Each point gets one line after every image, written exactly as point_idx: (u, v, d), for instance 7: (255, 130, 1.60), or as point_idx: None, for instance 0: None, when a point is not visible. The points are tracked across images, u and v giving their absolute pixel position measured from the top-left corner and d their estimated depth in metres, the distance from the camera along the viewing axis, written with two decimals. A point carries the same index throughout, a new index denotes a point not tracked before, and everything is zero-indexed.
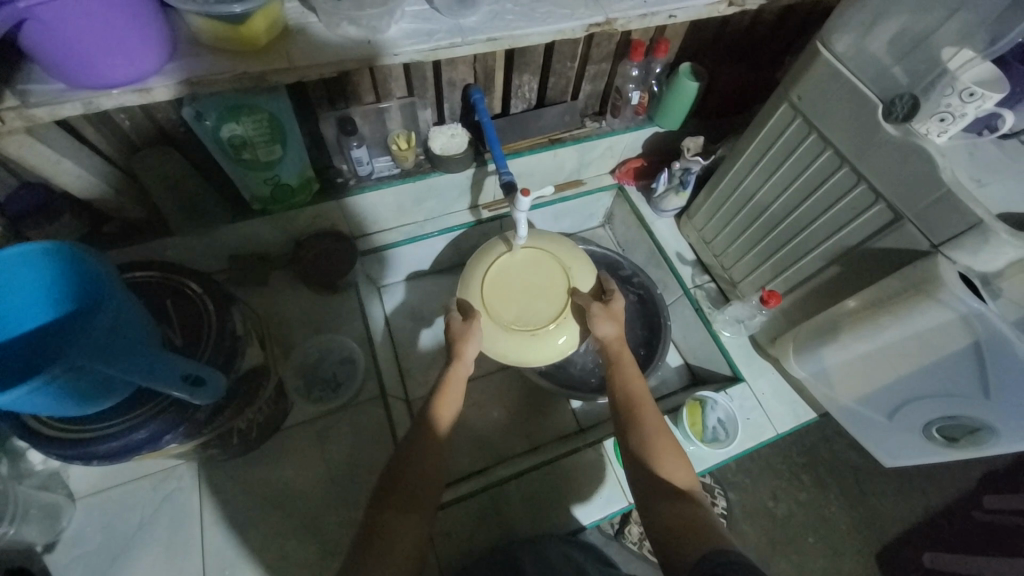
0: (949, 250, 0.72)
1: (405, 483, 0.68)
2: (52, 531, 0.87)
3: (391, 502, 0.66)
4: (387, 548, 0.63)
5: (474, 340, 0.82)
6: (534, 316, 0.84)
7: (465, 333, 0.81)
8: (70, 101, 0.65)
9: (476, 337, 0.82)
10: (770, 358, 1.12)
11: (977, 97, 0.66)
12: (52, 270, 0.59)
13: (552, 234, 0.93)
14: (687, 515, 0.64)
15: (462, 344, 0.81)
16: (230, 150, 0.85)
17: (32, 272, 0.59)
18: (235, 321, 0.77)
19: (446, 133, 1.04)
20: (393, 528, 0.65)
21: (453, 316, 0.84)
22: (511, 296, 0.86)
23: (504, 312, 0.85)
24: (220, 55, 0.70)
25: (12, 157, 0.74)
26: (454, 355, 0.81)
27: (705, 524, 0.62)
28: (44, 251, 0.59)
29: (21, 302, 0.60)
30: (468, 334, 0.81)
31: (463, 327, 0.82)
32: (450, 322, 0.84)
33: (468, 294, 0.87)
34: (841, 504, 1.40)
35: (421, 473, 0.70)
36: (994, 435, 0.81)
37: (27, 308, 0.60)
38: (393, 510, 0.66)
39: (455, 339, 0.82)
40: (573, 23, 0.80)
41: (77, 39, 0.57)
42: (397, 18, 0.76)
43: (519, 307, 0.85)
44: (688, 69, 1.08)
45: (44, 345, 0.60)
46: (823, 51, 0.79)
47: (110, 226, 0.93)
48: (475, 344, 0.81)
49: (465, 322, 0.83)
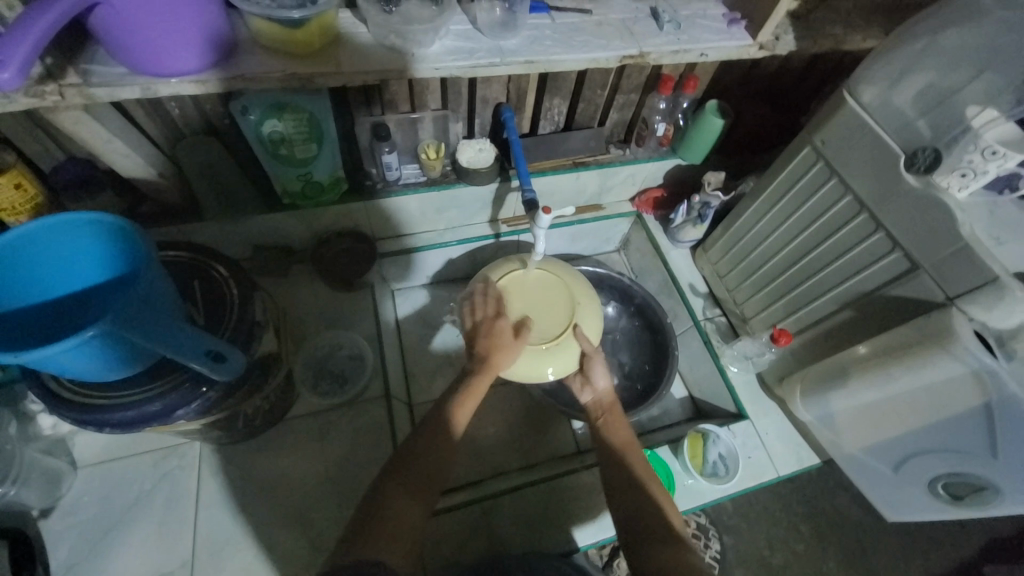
0: (965, 303, 0.72)
1: (409, 468, 0.71)
2: (50, 496, 0.89)
3: (401, 496, 0.68)
4: (386, 525, 0.65)
5: (512, 355, 0.80)
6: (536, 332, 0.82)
7: (507, 346, 0.79)
8: (129, 85, 0.69)
9: (514, 354, 0.80)
10: (777, 399, 1.11)
11: (999, 155, 0.67)
12: (109, 240, 0.62)
13: (561, 263, 0.92)
14: (682, 559, 0.64)
15: (499, 357, 0.79)
16: (269, 146, 0.89)
17: (93, 242, 0.62)
18: (256, 308, 0.79)
19: (474, 147, 1.07)
20: (396, 506, 0.67)
21: (488, 313, 0.82)
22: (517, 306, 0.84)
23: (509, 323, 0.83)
24: (273, 56, 0.74)
25: (67, 132, 0.78)
26: (490, 367, 0.78)
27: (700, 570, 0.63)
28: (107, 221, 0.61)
29: (76, 264, 0.63)
30: (505, 347, 0.79)
31: (509, 342, 0.80)
32: (479, 328, 0.81)
33: (477, 293, 0.84)
34: (839, 559, 1.36)
35: (427, 464, 0.71)
36: (999, 495, 0.79)
37: (85, 269, 0.64)
38: (399, 493, 0.68)
39: (494, 348, 0.79)
40: (607, 53, 0.84)
41: (143, 26, 0.61)
42: (441, 34, 0.81)
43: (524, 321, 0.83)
44: (714, 106, 1.10)
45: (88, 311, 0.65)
46: (850, 99, 0.81)
47: (145, 206, 0.96)
48: (508, 357, 0.79)
49: (517, 339, 0.80)
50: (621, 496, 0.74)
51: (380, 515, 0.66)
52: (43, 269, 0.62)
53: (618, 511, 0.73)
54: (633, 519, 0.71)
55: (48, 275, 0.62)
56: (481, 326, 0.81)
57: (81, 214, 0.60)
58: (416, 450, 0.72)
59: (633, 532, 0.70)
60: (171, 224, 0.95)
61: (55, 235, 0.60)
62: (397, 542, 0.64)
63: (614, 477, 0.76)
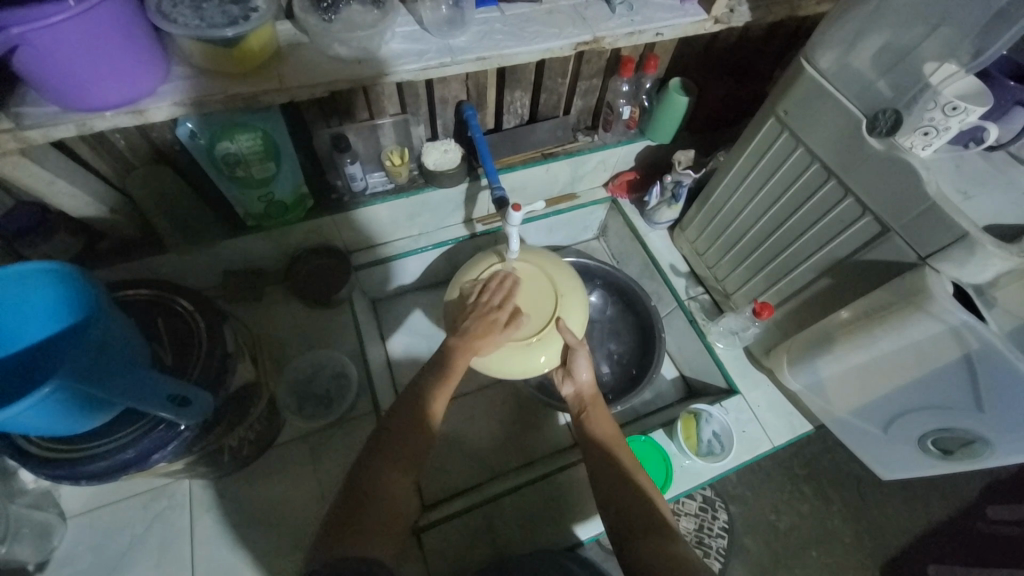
0: (937, 261, 0.72)
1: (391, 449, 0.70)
2: (43, 550, 0.87)
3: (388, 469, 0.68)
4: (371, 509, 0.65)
5: (494, 338, 0.78)
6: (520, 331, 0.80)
7: (489, 329, 0.78)
8: (64, 123, 0.66)
9: (497, 338, 0.78)
10: (765, 370, 1.12)
11: (961, 111, 0.67)
12: (57, 290, 0.60)
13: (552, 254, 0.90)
14: (670, 551, 0.64)
15: (481, 341, 0.77)
16: (225, 168, 0.85)
17: (41, 291, 0.60)
18: (226, 339, 0.77)
19: (439, 148, 1.05)
20: (387, 486, 0.67)
21: (489, 301, 0.80)
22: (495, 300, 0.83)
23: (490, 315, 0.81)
24: (213, 78, 0.71)
25: (9, 179, 0.75)
26: (470, 347, 0.77)
27: (684, 563, 0.62)
28: (52, 270, 0.59)
29: (27, 319, 0.61)
30: (491, 335, 0.78)
31: (491, 325, 0.78)
32: (472, 307, 0.80)
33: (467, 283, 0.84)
34: (844, 517, 1.38)
35: (411, 443, 0.71)
36: (989, 447, 0.80)
37: (37, 323, 0.61)
38: (392, 475, 0.68)
39: (480, 328, 0.78)
40: (561, 41, 0.82)
41: (66, 63, 0.58)
42: (388, 39, 0.78)
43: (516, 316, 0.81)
44: (678, 84, 1.09)
45: (43, 364, 0.61)
46: (807, 67, 0.80)
47: (105, 244, 0.93)
48: (490, 346, 0.78)
49: (507, 325, 0.78)
50: (612, 492, 0.74)
51: (371, 500, 0.65)
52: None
53: (605, 509, 0.73)
54: (620, 515, 0.71)
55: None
56: (473, 306, 0.80)
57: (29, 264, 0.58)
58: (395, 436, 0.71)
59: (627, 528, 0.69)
60: (133, 260, 0.92)
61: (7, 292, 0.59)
62: (382, 527, 0.64)
63: (600, 475, 0.76)
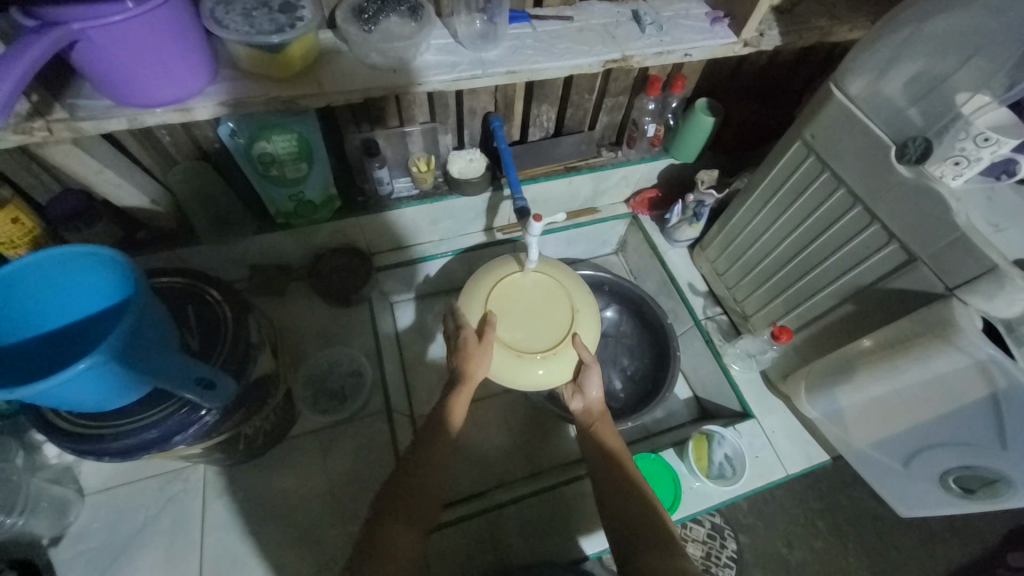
0: (964, 293, 0.70)
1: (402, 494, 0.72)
2: (59, 525, 0.90)
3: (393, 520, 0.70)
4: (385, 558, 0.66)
5: (482, 359, 0.80)
6: (532, 342, 0.83)
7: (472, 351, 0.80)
8: (116, 117, 0.70)
9: (481, 359, 0.80)
10: (782, 396, 1.10)
11: (992, 141, 0.66)
12: (104, 271, 0.63)
13: (562, 266, 0.92)
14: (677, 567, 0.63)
15: (470, 365, 0.80)
16: (260, 166, 0.89)
17: (90, 272, 0.63)
18: (250, 330, 0.80)
19: (465, 157, 1.07)
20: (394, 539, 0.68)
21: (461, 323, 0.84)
22: (512, 311, 0.85)
23: (504, 329, 0.83)
24: (257, 80, 0.75)
25: (60, 167, 0.80)
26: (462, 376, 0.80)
27: None
28: (98, 254, 0.62)
29: (75, 295, 0.65)
30: (477, 354, 0.80)
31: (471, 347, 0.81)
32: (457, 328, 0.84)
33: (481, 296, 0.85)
34: (859, 555, 1.33)
35: (426, 478, 0.74)
36: (1012, 488, 0.76)
37: (87, 300, 0.65)
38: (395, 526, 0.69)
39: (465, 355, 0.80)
40: (590, 58, 0.84)
41: (122, 58, 0.62)
42: (423, 50, 0.81)
43: (526, 330, 0.83)
44: (704, 104, 1.10)
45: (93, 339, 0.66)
46: (836, 92, 0.80)
47: (143, 233, 0.98)
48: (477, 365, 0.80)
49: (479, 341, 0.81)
50: (619, 506, 0.73)
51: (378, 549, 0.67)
52: (45, 306, 0.64)
53: (610, 523, 0.73)
54: (624, 527, 0.71)
55: (48, 310, 0.64)
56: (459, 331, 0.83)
57: (76, 246, 0.61)
58: (410, 475, 0.74)
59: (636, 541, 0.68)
60: (167, 249, 0.96)
61: (58, 272, 0.62)
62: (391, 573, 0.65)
63: (608, 485, 0.76)
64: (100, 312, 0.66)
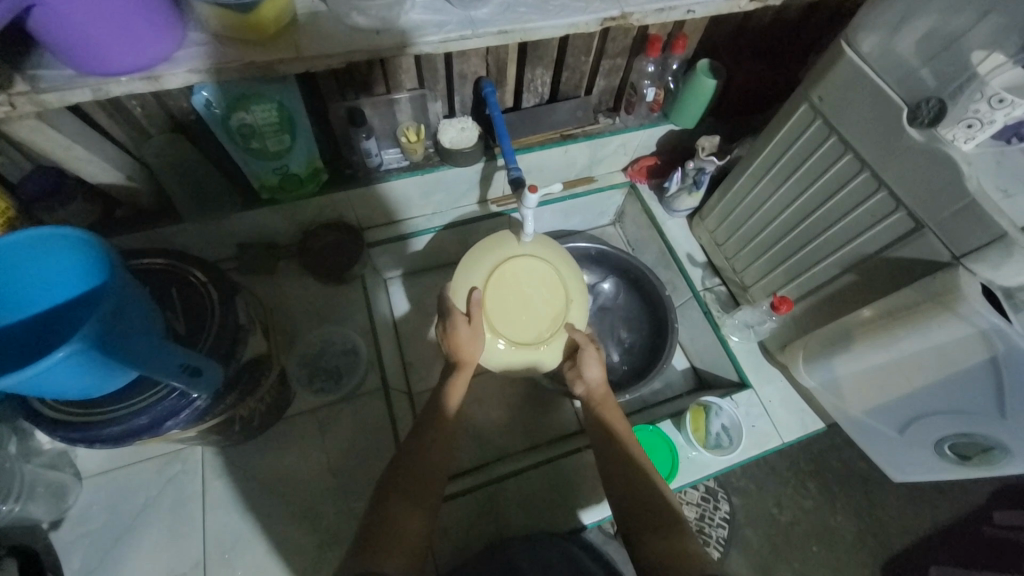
0: (971, 261, 0.69)
1: (403, 477, 0.71)
2: (58, 509, 0.90)
3: (397, 497, 0.69)
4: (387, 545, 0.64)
5: (477, 345, 0.83)
6: (527, 332, 0.85)
7: (468, 338, 0.82)
8: (80, 87, 0.65)
9: (475, 345, 0.83)
10: (779, 365, 1.10)
11: (1008, 103, 0.62)
12: (75, 254, 0.60)
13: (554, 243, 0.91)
14: (677, 543, 0.63)
15: (465, 351, 0.82)
16: (240, 139, 0.84)
17: (61, 256, 0.60)
18: (238, 311, 0.78)
19: (456, 125, 1.02)
20: (399, 518, 0.67)
21: (458, 308, 0.84)
22: (507, 297, 0.85)
23: (499, 318, 0.84)
24: (229, 44, 0.69)
25: (26, 143, 0.75)
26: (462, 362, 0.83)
27: (691, 554, 0.62)
28: (68, 237, 0.59)
29: (47, 281, 0.61)
30: (473, 342, 0.82)
31: (467, 334, 0.82)
32: (452, 312, 0.83)
33: (476, 281, 0.85)
34: (847, 514, 1.37)
35: (426, 460, 0.74)
36: (1007, 454, 0.78)
37: (60, 286, 0.62)
38: (398, 505, 0.69)
39: (460, 345, 0.82)
40: (587, 16, 0.78)
41: (81, 24, 0.57)
42: (407, 8, 0.76)
43: (521, 318, 0.85)
44: (706, 66, 1.05)
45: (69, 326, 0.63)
46: (847, 50, 0.75)
47: (121, 211, 0.94)
48: (475, 351, 0.83)
49: (473, 328, 0.82)
50: (619, 486, 0.73)
51: (381, 526, 0.66)
52: (15, 292, 0.61)
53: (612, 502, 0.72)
54: (625, 507, 0.70)
55: (19, 296, 0.61)
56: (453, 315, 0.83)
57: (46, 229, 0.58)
58: (410, 457, 0.74)
59: (636, 521, 0.68)
60: (147, 229, 0.92)
61: (32, 255, 0.59)
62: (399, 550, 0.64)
63: (609, 466, 0.76)
64: (74, 298, 0.63)
